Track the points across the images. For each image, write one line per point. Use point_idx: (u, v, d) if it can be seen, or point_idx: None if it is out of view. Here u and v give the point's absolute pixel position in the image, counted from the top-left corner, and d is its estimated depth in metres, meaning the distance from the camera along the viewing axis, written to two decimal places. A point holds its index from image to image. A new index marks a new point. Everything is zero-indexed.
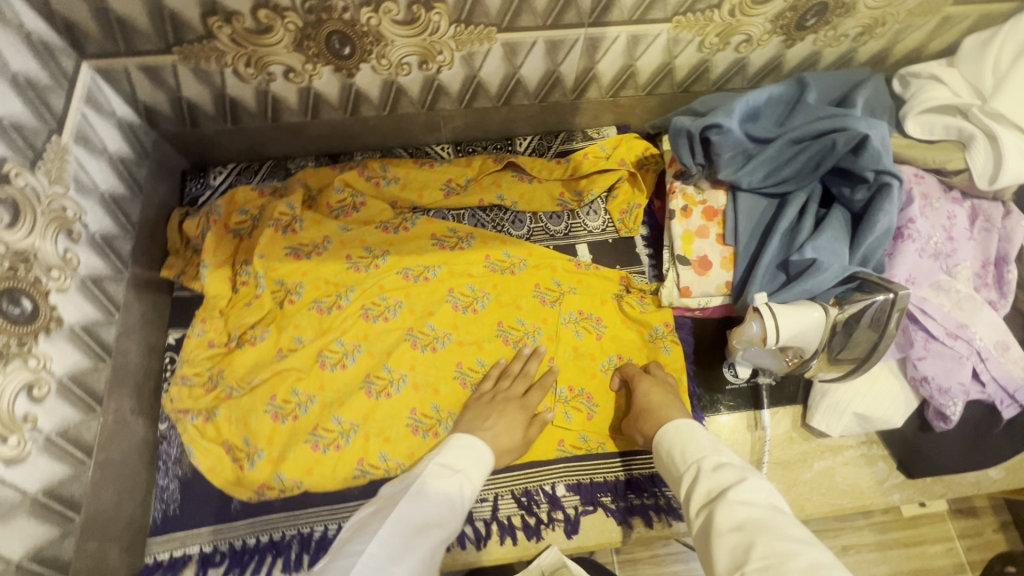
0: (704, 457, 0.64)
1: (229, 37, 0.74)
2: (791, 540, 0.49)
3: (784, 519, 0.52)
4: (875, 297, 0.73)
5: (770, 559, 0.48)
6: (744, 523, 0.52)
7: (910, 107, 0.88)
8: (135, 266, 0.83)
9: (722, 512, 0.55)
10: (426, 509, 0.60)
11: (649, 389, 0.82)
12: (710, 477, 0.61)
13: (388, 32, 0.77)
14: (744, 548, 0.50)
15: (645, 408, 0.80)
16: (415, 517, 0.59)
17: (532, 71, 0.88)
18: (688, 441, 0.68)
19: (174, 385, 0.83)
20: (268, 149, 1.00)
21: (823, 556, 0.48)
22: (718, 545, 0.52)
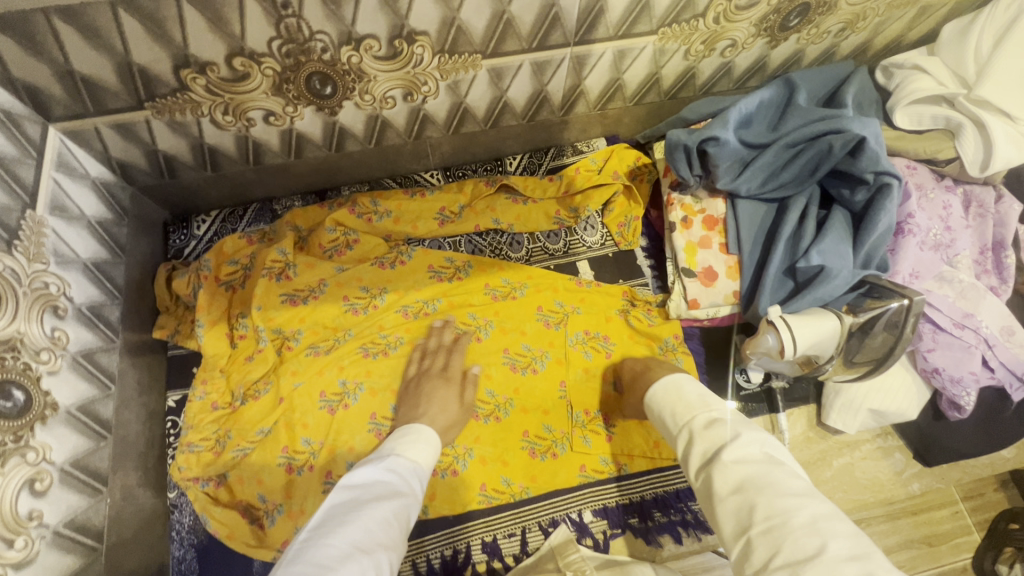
0: (694, 416, 0.66)
1: (205, 88, 0.71)
2: (789, 496, 0.51)
3: (781, 473, 0.55)
4: (889, 305, 0.73)
5: (773, 520, 0.50)
6: (742, 485, 0.55)
7: (897, 99, 0.87)
8: (126, 332, 0.79)
9: (722, 474, 0.57)
10: (376, 490, 0.60)
11: (637, 362, 0.85)
12: (703, 436, 0.63)
13: (370, 68, 0.74)
14: (747, 510, 0.53)
15: (637, 376, 0.82)
16: (374, 495, 0.59)
17: (519, 93, 0.87)
18: (676, 401, 0.70)
19: (180, 453, 0.79)
20: (252, 192, 0.97)
21: (822, 507, 0.51)
22: (722, 509, 0.55)
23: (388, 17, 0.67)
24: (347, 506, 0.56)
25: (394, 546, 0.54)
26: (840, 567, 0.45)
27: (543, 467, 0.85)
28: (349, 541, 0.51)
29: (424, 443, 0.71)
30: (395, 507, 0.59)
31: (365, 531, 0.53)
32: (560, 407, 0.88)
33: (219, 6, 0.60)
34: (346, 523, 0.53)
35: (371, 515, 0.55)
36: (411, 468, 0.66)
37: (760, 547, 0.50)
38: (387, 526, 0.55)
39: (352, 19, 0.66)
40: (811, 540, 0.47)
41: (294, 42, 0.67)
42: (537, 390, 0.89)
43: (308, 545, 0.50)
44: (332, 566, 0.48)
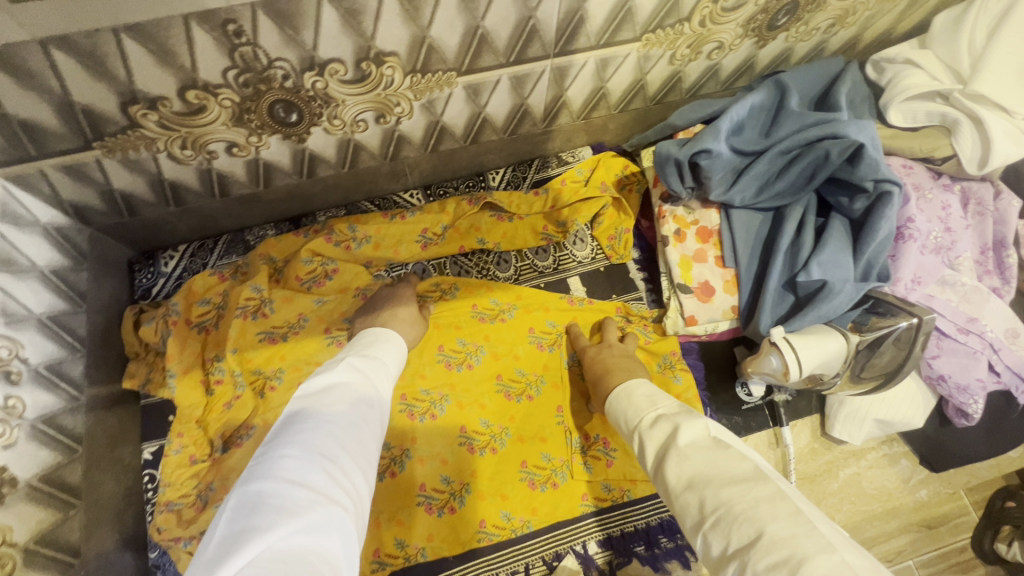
0: (642, 417, 0.65)
1: (158, 123, 0.65)
2: (732, 483, 0.49)
3: (727, 459, 0.52)
4: (898, 323, 0.72)
5: (719, 511, 0.47)
6: (691, 478, 0.52)
7: (892, 95, 0.84)
8: (92, 386, 0.74)
9: (672, 468, 0.55)
10: (338, 392, 0.54)
11: (603, 357, 0.81)
12: (652, 437, 0.61)
13: (336, 93, 0.69)
14: (697, 505, 0.50)
15: (601, 373, 0.79)
16: (335, 399, 0.53)
17: (498, 107, 0.82)
18: (627, 406, 0.68)
19: (159, 513, 0.74)
20: (222, 224, 0.92)
21: (768, 489, 0.47)
22: (679, 506, 0.52)
23: (353, 39, 0.62)
24: (309, 413, 0.50)
25: (360, 451, 0.50)
26: (779, 549, 0.41)
27: (544, 499, 0.82)
28: (313, 450, 0.46)
29: (385, 348, 0.67)
30: (359, 408, 0.54)
31: (330, 438, 0.48)
32: (558, 433, 0.85)
33: (165, 37, 0.55)
34: (308, 431, 0.48)
35: (333, 420, 0.50)
36: (374, 369, 0.62)
37: (714, 542, 0.47)
38: (353, 430, 0.51)
39: (313, 43, 0.61)
40: (753, 526, 0.44)
41: (252, 71, 0.62)
42: (533, 417, 0.86)
43: (264, 460, 0.45)
44: (293, 480, 0.42)
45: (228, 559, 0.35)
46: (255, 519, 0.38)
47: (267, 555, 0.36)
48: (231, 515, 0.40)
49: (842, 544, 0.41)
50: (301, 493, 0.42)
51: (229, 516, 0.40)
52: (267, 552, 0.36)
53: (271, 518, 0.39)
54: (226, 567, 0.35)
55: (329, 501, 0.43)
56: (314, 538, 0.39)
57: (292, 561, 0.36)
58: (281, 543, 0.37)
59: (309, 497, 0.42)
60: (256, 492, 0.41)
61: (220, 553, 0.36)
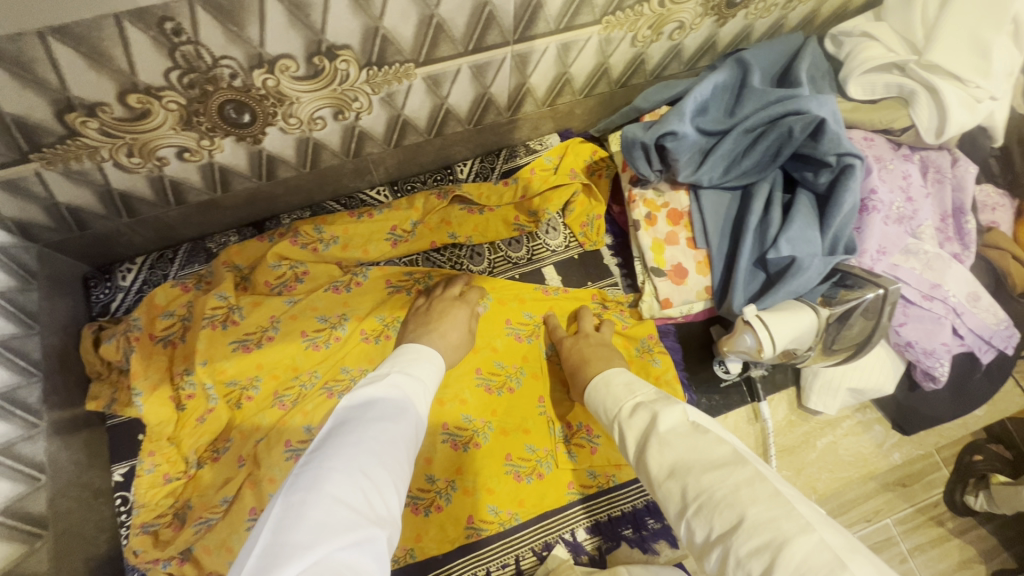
0: (621, 407, 0.65)
1: (99, 131, 0.62)
2: (712, 469, 0.49)
3: (705, 443, 0.52)
4: (865, 295, 0.74)
5: (702, 497, 0.48)
6: (673, 466, 0.52)
7: (850, 69, 0.84)
8: (52, 411, 0.71)
9: (654, 457, 0.55)
10: (383, 409, 0.56)
11: (581, 347, 0.81)
12: (631, 427, 0.61)
13: (290, 90, 0.66)
14: (679, 493, 0.50)
15: (580, 362, 0.79)
16: (378, 415, 0.55)
17: (461, 98, 0.81)
18: (605, 396, 0.68)
19: (134, 536, 0.72)
20: (180, 233, 0.88)
21: (746, 471, 0.48)
22: (662, 495, 0.52)
23: (302, 33, 0.59)
24: (356, 430, 0.52)
25: (400, 469, 0.52)
26: (761, 534, 0.42)
27: (530, 490, 0.82)
28: (356, 469, 0.48)
29: (430, 365, 0.68)
30: (400, 427, 0.55)
31: (372, 457, 0.50)
32: (541, 424, 0.85)
33: (96, 39, 0.52)
34: (351, 447, 0.49)
35: (375, 437, 0.52)
36: (416, 385, 0.63)
37: (697, 529, 0.47)
38: (395, 448, 0.53)
39: (260, 39, 0.58)
40: (734, 511, 0.45)
41: (196, 71, 0.59)
42: (516, 409, 0.85)
43: (309, 471, 0.47)
44: (339, 497, 0.44)
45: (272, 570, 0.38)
46: (298, 531, 0.41)
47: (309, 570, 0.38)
48: (276, 524, 0.42)
49: (819, 523, 0.43)
50: (343, 511, 0.44)
51: (271, 527, 0.42)
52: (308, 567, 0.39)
53: (314, 532, 0.41)
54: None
55: (368, 520, 0.45)
56: (353, 555, 0.41)
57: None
58: (324, 558, 0.40)
59: (349, 516, 0.43)
60: (301, 503, 0.43)
61: (265, 564, 0.39)
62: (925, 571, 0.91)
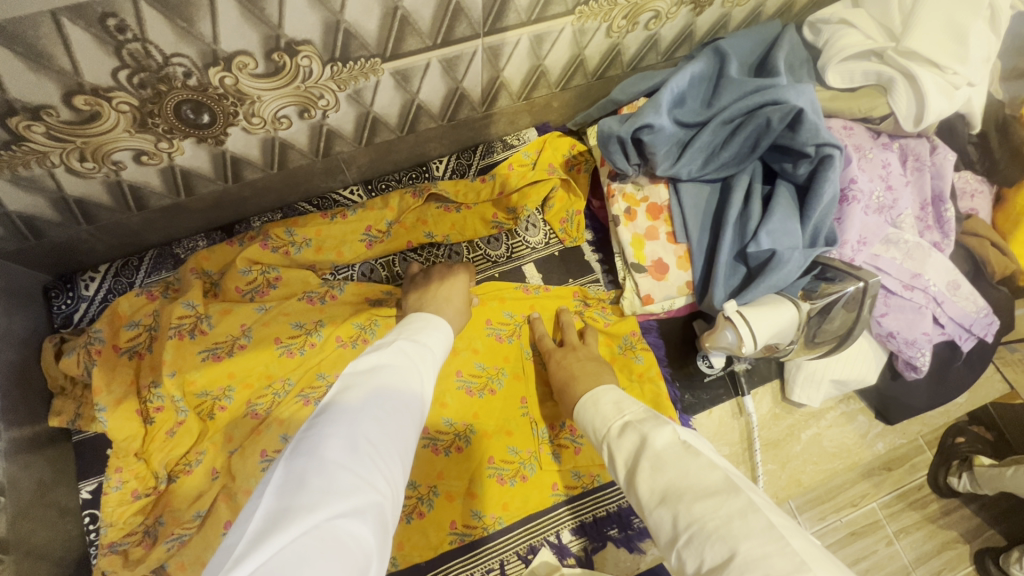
0: (610, 426, 0.63)
1: (46, 135, 0.59)
2: (705, 498, 0.47)
3: (697, 469, 0.51)
4: (847, 289, 0.74)
5: (693, 528, 0.46)
6: (664, 492, 0.51)
7: (829, 57, 0.83)
8: (12, 429, 0.68)
9: (645, 481, 0.53)
10: (389, 374, 0.52)
11: (568, 364, 0.79)
12: (620, 447, 0.59)
13: (249, 88, 0.63)
14: (670, 521, 0.49)
15: (567, 380, 0.77)
16: (384, 380, 0.51)
17: (432, 93, 0.78)
18: (594, 415, 0.66)
19: (102, 557, 0.69)
20: (145, 239, 0.85)
21: (740, 501, 0.46)
22: (653, 521, 0.51)
23: (258, 28, 0.56)
24: (361, 394, 0.48)
25: (405, 439, 0.48)
26: (753, 571, 0.41)
27: (514, 492, 0.81)
28: (359, 435, 0.44)
29: (438, 334, 0.64)
30: (406, 395, 0.51)
31: (376, 424, 0.46)
32: (524, 424, 0.84)
33: (34, 38, 0.49)
34: (354, 413, 0.46)
35: (379, 404, 0.48)
36: (422, 353, 0.58)
37: (688, 560, 0.46)
38: (400, 416, 0.49)
39: (212, 35, 0.55)
40: (725, 545, 0.43)
41: (146, 70, 0.56)
42: (498, 412, 0.84)
43: (310, 436, 0.43)
44: (342, 462, 0.41)
45: (269, 536, 0.35)
46: (299, 497, 0.38)
47: (309, 536, 0.35)
48: (275, 490, 0.39)
49: (815, 561, 0.41)
50: (346, 477, 0.40)
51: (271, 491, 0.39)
52: (307, 532, 0.35)
53: (315, 498, 0.38)
54: (264, 543, 0.34)
55: (372, 488, 0.41)
56: (354, 524, 0.38)
57: (332, 544, 0.35)
58: (324, 524, 0.36)
59: (352, 483, 0.40)
60: (301, 469, 0.40)
61: (263, 529, 0.36)
62: (910, 554, 0.90)
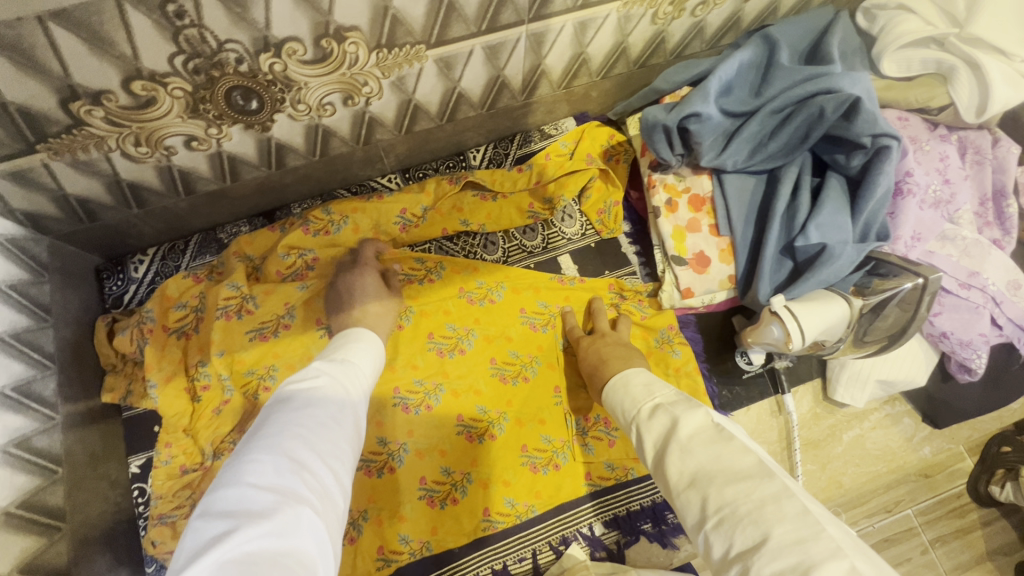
0: (640, 408, 0.62)
1: (105, 120, 0.61)
2: (737, 481, 0.47)
3: (730, 453, 0.50)
4: (903, 285, 0.70)
5: (724, 511, 0.46)
6: (694, 475, 0.50)
7: (885, 44, 0.79)
8: (68, 403, 0.71)
9: (674, 464, 0.53)
10: (312, 395, 0.52)
11: (599, 348, 0.78)
12: (650, 429, 0.59)
13: (297, 75, 0.64)
14: (699, 503, 0.48)
15: (597, 364, 0.76)
16: (305, 401, 0.51)
17: (474, 81, 0.78)
18: (624, 397, 0.66)
19: (153, 527, 0.71)
20: (191, 223, 0.87)
21: (774, 486, 0.46)
22: (680, 503, 0.51)
23: (309, 15, 0.57)
24: (281, 416, 0.48)
25: (335, 448, 0.48)
26: (787, 555, 0.40)
27: (546, 482, 0.81)
28: (284, 453, 0.44)
29: (361, 350, 0.64)
30: (334, 411, 0.51)
31: (301, 439, 0.46)
32: (558, 414, 0.84)
33: (97, 24, 0.50)
34: (277, 435, 0.46)
35: (304, 420, 0.48)
36: (346, 369, 0.59)
37: (716, 543, 0.46)
38: (330, 427, 0.50)
39: (265, 21, 0.56)
40: (758, 529, 0.43)
41: (201, 56, 0.57)
42: (531, 399, 0.84)
43: (233, 466, 0.43)
44: (264, 483, 0.41)
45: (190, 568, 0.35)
46: (220, 524, 0.38)
47: (230, 560, 0.35)
48: (198, 524, 0.39)
49: (852, 548, 0.41)
50: (268, 496, 0.40)
51: (194, 525, 0.39)
52: (229, 556, 0.35)
53: (236, 523, 0.38)
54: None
55: (300, 503, 0.41)
56: (284, 540, 0.38)
57: (263, 566, 0.35)
58: (248, 547, 0.36)
59: (276, 500, 0.40)
60: (223, 498, 0.40)
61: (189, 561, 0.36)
62: (946, 563, 0.88)
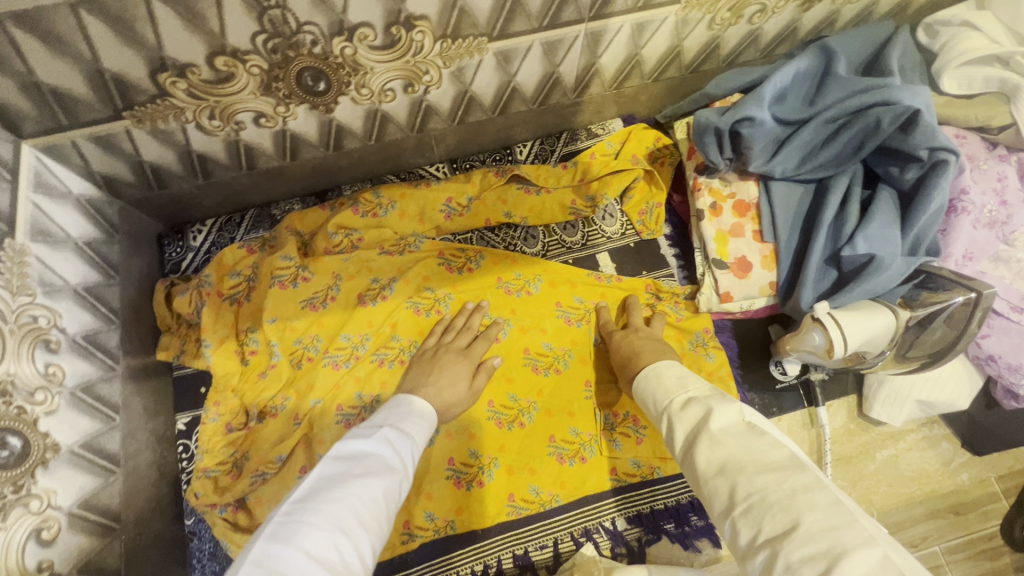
0: (672, 399, 0.63)
1: (186, 92, 0.65)
2: (768, 471, 0.47)
3: (762, 445, 0.50)
4: (954, 299, 0.68)
5: (753, 498, 0.46)
6: (723, 463, 0.51)
7: (946, 61, 0.78)
8: (127, 357, 0.75)
9: (703, 453, 0.53)
10: (372, 466, 0.55)
11: (632, 340, 0.79)
12: (682, 419, 0.59)
13: (365, 60, 0.67)
14: (727, 490, 0.49)
15: (630, 355, 0.77)
16: (364, 472, 0.53)
17: (529, 76, 0.80)
18: (656, 388, 0.66)
19: (197, 479, 0.75)
20: (248, 198, 0.91)
21: (805, 478, 0.46)
22: (708, 490, 0.51)
23: (383, 2, 0.60)
24: (339, 483, 0.51)
25: (376, 528, 0.50)
26: (818, 541, 0.41)
27: (572, 473, 0.82)
28: (334, 526, 0.46)
29: (420, 420, 0.67)
30: (387, 485, 0.54)
31: (351, 515, 0.48)
32: (587, 408, 0.84)
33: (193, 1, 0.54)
34: (332, 505, 0.48)
35: (358, 495, 0.50)
36: (406, 443, 0.61)
37: (743, 529, 0.46)
38: (377, 504, 0.52)
39: (343, 6, 0.59)
40: (788, 515, 0.43)
41: (280, 36, 0.61)
42: (563, 391, 0.85)
43: (291, 522, 0.46)
44: (312, 553, 0.43)
45: None
46: None
47: None
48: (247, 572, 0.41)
49: (884, 540, 0.41)
50: (315, 568, 0.42)
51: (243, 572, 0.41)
52: None
53: None
54: None
55: None
56: None
57: None
58: None
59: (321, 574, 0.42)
60: (276, 557, 0.42)
61: None
62: None
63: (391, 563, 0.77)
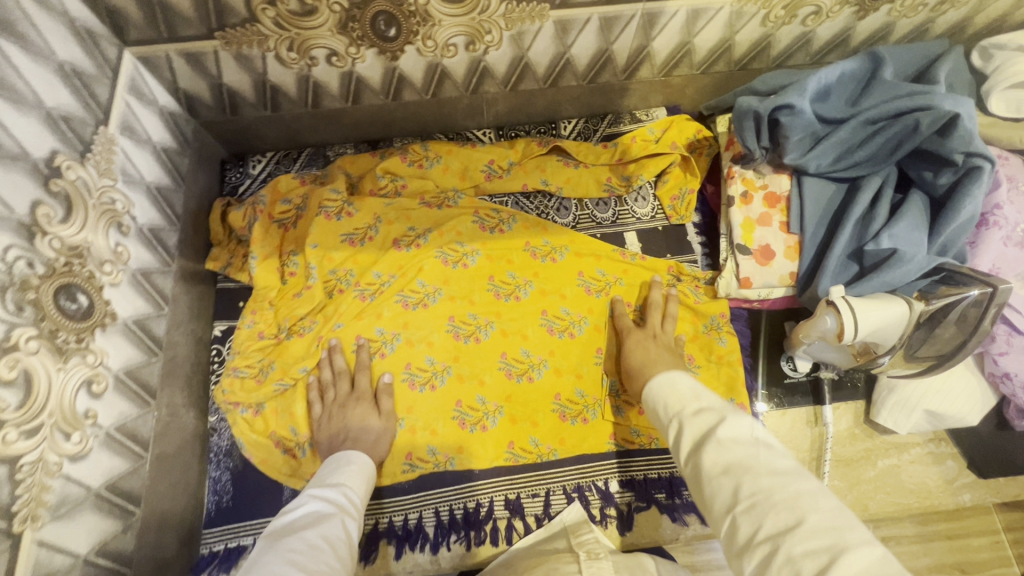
0: (683, 404, 0.58)
1: (273, 20, 0.72)
2: (774, 474, 0.45)
3: (769, 454, 0.47)
4: (969, 292, 0.69)
5: (757, 496, 0.44)
6: (728, 463, 0.48)
7: (995, 82, 0.79)
8: (181, 258, 0.82)
9: (707, 455, 0.49)
10: (299, 524, 0.54)
11: (633, 348, 0.80)
12: (692, 422, 0.54)
13: (435, 11, 0.73)
14: (731, 489, 0.46)
15: (635, 365, 0.77)
16: (294, 531, 0.53)
17: (583, 49, 0.84)
18: (667, 392, 0.61)
19: (226, 376, 0.82)
20: (308, 137, 0.98)
21: (811, 486, 0.44)
22: (709, 490, 0.48)
23: None
24: (270, 549, 0.50)
25: (329, 561, 0.49)
26: (821, 537, 0.39)
27: (573, 431, 0.85)
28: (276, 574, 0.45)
29: (351, 470, 0.68)
30: (323, 530, 0.54)
31: (292, 561, 0.47)
32: (595, 373, 0.87)
33: None
34: (267, 563, 0.47)
35: (292, 545, 0.50)
36: (336, 495, 0.61)
37: (742, 526, 0.43)
38: (321, 546, 0.51)
39: None
40: (792, 513, 0.42)
41: None
42: (575, 354, 0.88)
43: None
44: None
45: None
46: None
47: None
48: None
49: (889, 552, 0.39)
50: None
51: None
52: None
53: None
54: None
55: None
56: None
57: None
58: None
59: None
60: None
61: None
62: None
63: (387, 489, 0.81)
